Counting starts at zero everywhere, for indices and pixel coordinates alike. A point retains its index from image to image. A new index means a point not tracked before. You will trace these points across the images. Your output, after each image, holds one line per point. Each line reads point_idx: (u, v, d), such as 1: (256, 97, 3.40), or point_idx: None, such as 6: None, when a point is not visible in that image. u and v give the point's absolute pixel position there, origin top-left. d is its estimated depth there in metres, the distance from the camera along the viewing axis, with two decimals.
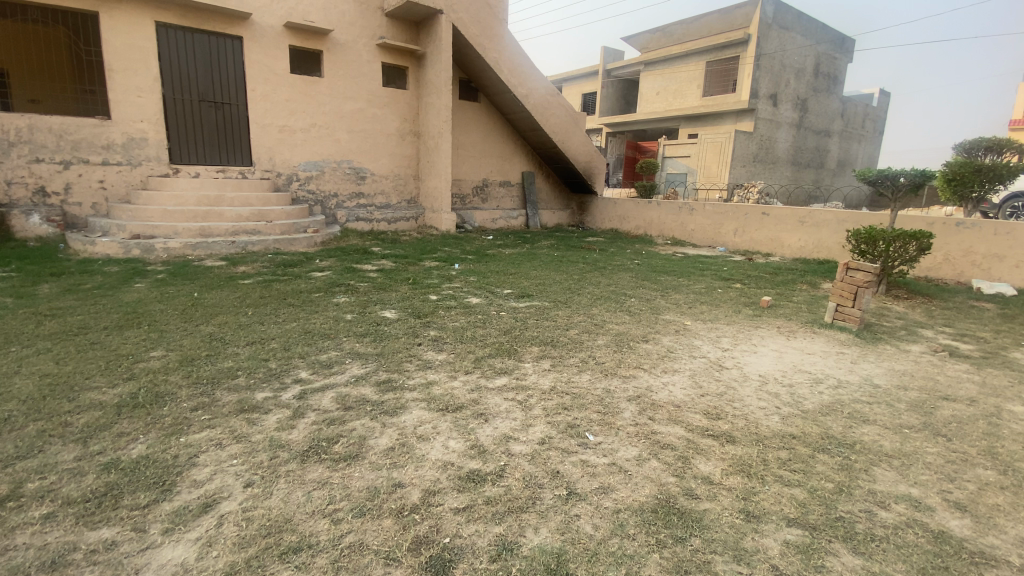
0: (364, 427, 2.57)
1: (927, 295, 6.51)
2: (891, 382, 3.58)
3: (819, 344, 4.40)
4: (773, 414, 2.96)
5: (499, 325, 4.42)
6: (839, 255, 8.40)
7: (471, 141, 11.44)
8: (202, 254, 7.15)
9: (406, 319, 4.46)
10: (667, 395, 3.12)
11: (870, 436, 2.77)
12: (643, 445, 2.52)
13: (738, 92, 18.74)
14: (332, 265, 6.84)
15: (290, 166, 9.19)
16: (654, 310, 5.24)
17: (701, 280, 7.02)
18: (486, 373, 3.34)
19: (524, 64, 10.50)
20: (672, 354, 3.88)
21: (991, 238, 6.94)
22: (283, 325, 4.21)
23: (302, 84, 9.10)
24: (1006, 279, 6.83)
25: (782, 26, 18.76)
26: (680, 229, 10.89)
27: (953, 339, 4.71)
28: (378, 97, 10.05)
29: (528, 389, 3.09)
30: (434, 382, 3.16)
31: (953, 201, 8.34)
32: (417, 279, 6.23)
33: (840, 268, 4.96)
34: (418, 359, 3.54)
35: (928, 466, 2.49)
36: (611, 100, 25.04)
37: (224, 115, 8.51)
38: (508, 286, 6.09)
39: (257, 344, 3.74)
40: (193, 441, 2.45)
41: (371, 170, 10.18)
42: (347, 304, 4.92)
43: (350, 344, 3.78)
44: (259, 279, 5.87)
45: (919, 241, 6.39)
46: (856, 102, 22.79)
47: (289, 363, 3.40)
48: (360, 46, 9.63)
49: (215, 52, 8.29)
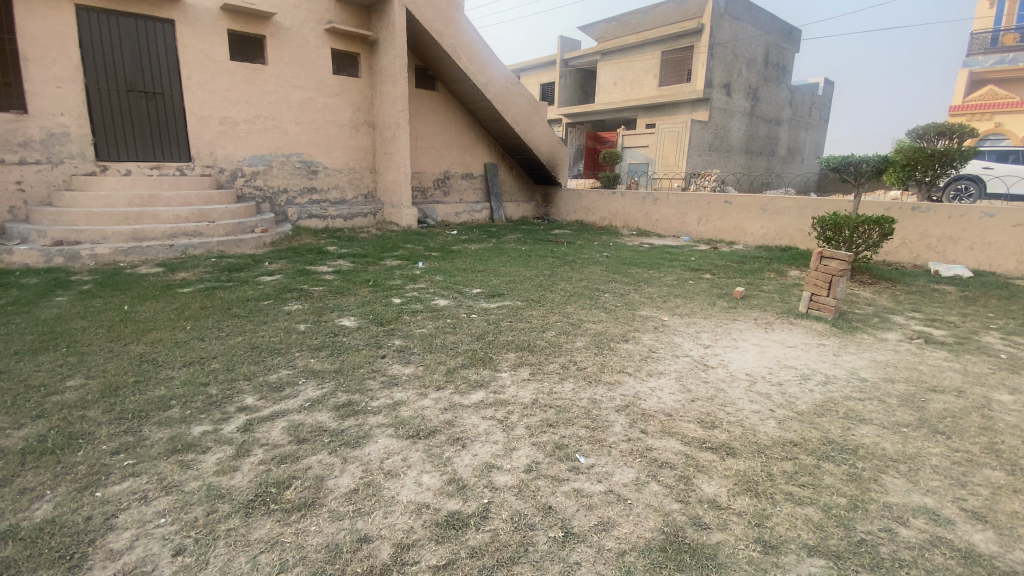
0: (321, 465, 2.22)
1: (890, 280, 6.59)
2: (878, 375, 3.47)
3: (798, 335, 4.30)
4: (769, 418, 2.77)
5: (471, 329, 4.10)
6: (801, 242, 8.47)
7: (429, 132, 10.96)
8: (136, 260, 6.48)
9: (367, 328, 4.08)
10: (657, 402, 2.88)
11: (871, 439, 2.62)
12: (639, 465, 2.27)
13: (694, 82, 18.90)
14: (283, 268, 6.33)
15: (234, 160, 8.50)
16: (630, 306, 5.04)
17: (672, 272, 6.90)
18: (459, 387, 3.01)
19: (483, 52, 10.10)
20: (654, 355, 3.66)
21: (946, 222, 7.10)
22: (228, 341, 3.74)
23: (244, 72, 8.41)
24: (961, 261, 7.02)
25: (734, 16, 18.98)
26: (645, 219, 10.82)
27: (925, 325, 4.71)
28: (328, 86, 9.44)
29: (507, 405, 2.79)
30: (402, 402, 2.81)
31: (900, 185, 8.41)
32: (378, 280, 5.81)
33: (813, 256, 4.90)
34: (382, 374, 3.18)
35: (936, 471, 2.37)
36: (569, 90, 24.87)
37: (157, 107, 7.73)
38: (476, 284, 5.76)
39: (197, 366, 3.29)
40: (112, 496, 2.03)
41: (323, 164, 9.58)
42: (300, 313, 4.48)
43: (304, 361, 3.38)
44: (201, 287, 5.32)
45: (882, 226, 6.47)
46: (804, 92, 23.50)
47: (234, 388, 2.98)
48: (306, 31, 9.01)
49: (145, 36, 7.50)
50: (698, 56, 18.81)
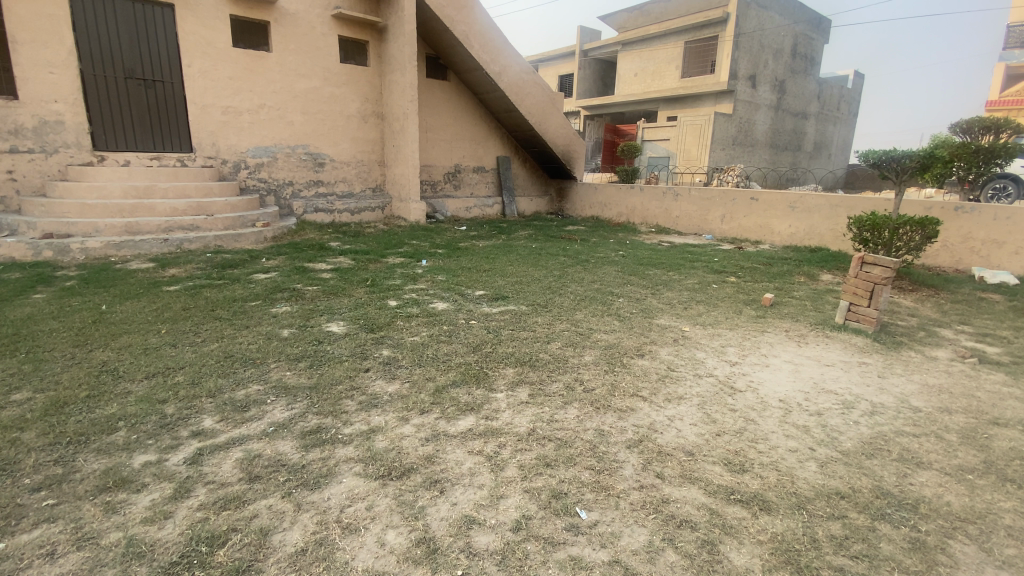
0: (270, 513, 1.86)
1: (931, 287, 6.02)
2: (932, 404, 2.97)
3: (835, 352, 3.82)
4: (809, 460, 2.33)
5: (468, 339, 3.71)
6: (832, 243, 7.90)
7: (440, 123, 10.58)
8: (128, 254, 6.26)
9: (356, 335, 3.71)
10: (675, 437, 2.46)
11: (931, 490, 2.15)
12: (652, 525, 1.85)
13: (718, 73, 18.13)
14: (279, 265, 6.03)
15: (237, 152, 8.23)
16: (647, 313, 4.60)
17: (693, 274, 6.41)
18: (445, 411, 2.62)
19: (496, 39, 9.64)
20: (673, 375, 3.22)
21: (992, 223, 6.47)
22: (200, 349, 3.42)
23: (247, 59, 8.10)
24: (1008, 267, 6.40)
25: (761, 4, 18.12)
26: (665, 216, 10.30)
27: (977, 341, 4.17)
28: (335, 74, 9.10)
29: (499, 436, 2.40)
30: (379, 429, 2.44)
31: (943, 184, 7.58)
32: (377, 280, 5.47)
33: (854, 262, 4.39)
34: (361, 393, 2.81)
35: (1014, 535, 1.89)
36: (588, 81, 24.24)
37: (156, 95, 7.51)
38: (480, 286, 5.39)
39: (159, 378, 2.97)
40: (15, 549, 1.70)
41: (329, 155, 9.27)
42: (287, 316, 4.13)
43: (278, 374, 3.03)
44: (189, 285, 5.05)
45: (927, 228, 5.85)
46: (833, 84, 22.52)
47: (193, 407, 2.65)
48: (313, 18, 8.67)
49: (143, 22, 7.28)
50: (721, 45, 18.05)
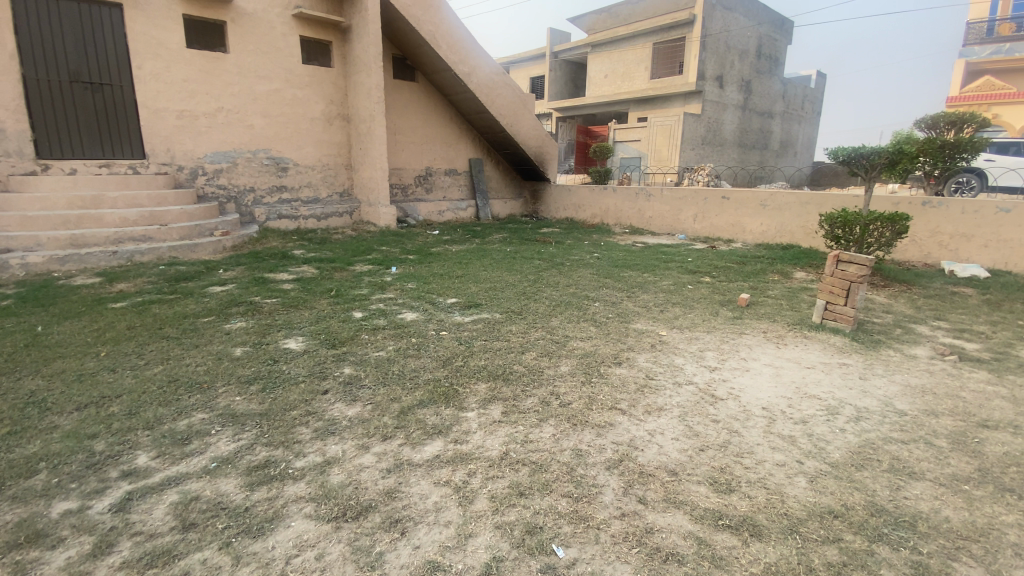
0: (203, 570, 1.64)
1: (903, 282, 6.06)
2: (917, 407, 2.90)
3: (815, 353, 3.75)
4: (798, 475, 2.20)
5: (437, 352, 3.50)
6: (803, 240, 7.95)
7: (409, 125, 10.31)
8: (74, 269, 5.84)
9: (315, 352, 3.46)
10: (657, 455, 2.30)
11: (926, 504, 2.06)
12: (636, 561, 1.68)
13: (686, 74, 18.31)
14: (238, 276, 5.70)
15: (194, 158, 7.82)
16: (623, 318, 4.46)
17: (668, 275, 6.33)
18: (410, 436, 2.41)
19: (464, 39, 9.42)
20: (652, 384, 3.06)
21: (959, 218, 6.57)
22: (142, 374, 3.12)
23: (203, 60, 7.71)
24: (976, 261, 6.50)
25: (727, 6, 18.37)
26: (639, 217, 10.26)
27: (954, 338, 4.16)
28: (298, 76, 8.76)
29: (469, 462, 2.20)
30: (335, 461, 2.22)
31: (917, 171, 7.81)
32: (342, 290, 5.20)
33: (829, 260, 4.33)
34: (318, 418, 2.57)
35: (1021, 555, 1.80)
36: (559, 83, 24.21)
37: (105, 99, 7.07)
38: (451, 293, 5.17)
39: (91, 410, 2.68)
40: None
41: (293, 160, 8.92)
42: (241, 333, 3.84)
43: (227, 401, 2.76)
44: (138, 301, 4.71)
45: (896, 224, 5.87)
46: (796, 84, 23.05)
47: (127, 442, 2.38)
48: (272, 17, 8.32)
49: (89, 23, 6.86)
50: (689, 47, 18.25)
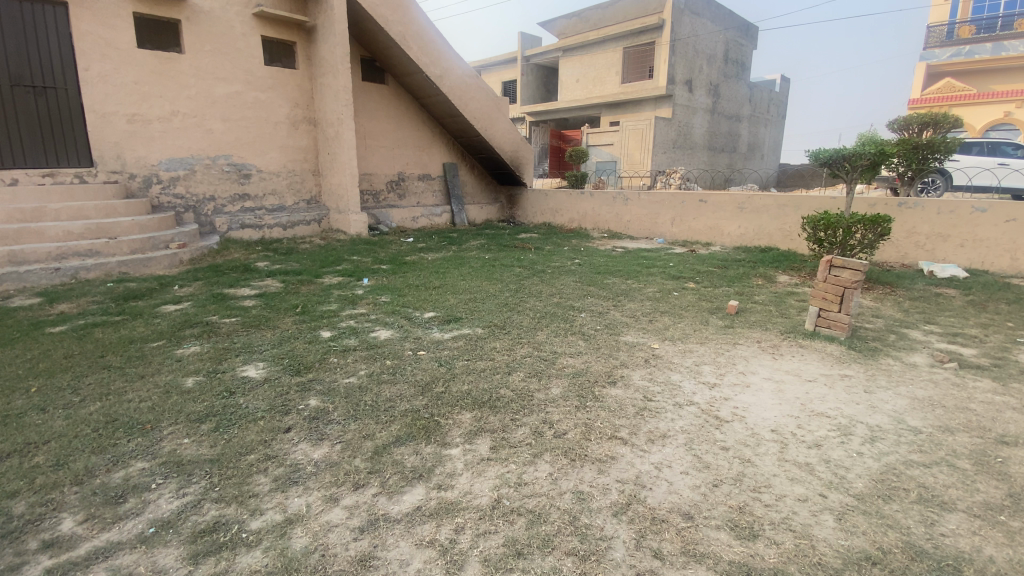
0: None
1: (887, 284, 6.01)
2: (930, 423, 2.74)
3: (813, 363, 3.58)
4: (824, 513, 1.98)
5: (415, 377, 3.18)
6: (783, 242, 7.90)
7: (379, 128, 9.94)
8: (11, 288, 5.28)
9: (278, 380, 3.10)
10: (667, 495, 2.05)
11: (966, 541, 1.86)
12: None
13: (657, 78, 18.39)
14: (195, 292, 5.26)
15: (147, 165, 7.29)
16: (612, 330, 4.22)
17: (652, 281, 6.15)
18: (386, 483, 2.10)
19: (436, 40, 9.12)
20: (652, 407, 2.81)
21: (936, 218, 6.59)
22: (77, 412, 2.71)
23: (156, 61, 7.20)
24: (953, 260, 6.52)
25: (695, 11, 18.56)
26: (617, 221, 10.11)
27: (949, 343, 4.06)
28: (260, 78, 8.31)
29: (456, 515, 1.91)
30: (298, 518, 1.90)
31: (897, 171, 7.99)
32: (309, 306, 4.82)
33: (821, 266, 4.18)
34: (278, 464, 2.24)
35: None
36: (531, 87, 24.07)
37: (48, 103, 6.50)
38: (429, 307, 4.85)
39: (12, 461, 2.26)
40: None
41: (256, 166, 8.45)
42: (195, 359, 3.45)
43: (174, 445, 2.39)
44: (80, 325, 4.24)
45: (879, 226, 5.83)
46: (763, 88, 23.49)
47: (50, 503, 1.99)
48: (230, 16, 7.86)
49: (30, 22, 6.31)
50: (659, 51, 18.34)
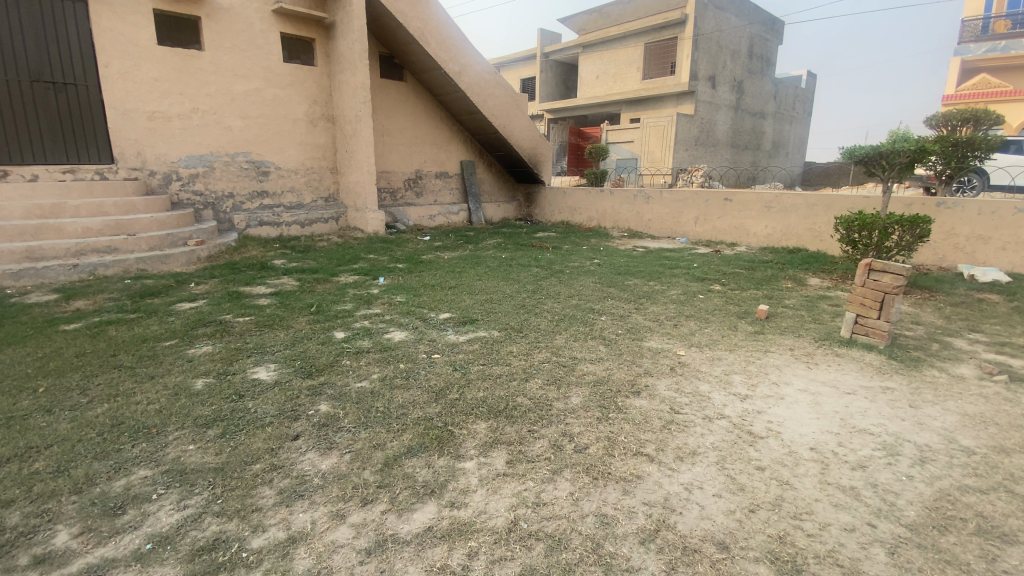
0: None
1: (925, 288, 5.70)
2: (984, 443, 2.51)
3: (850, 374, 3.36)
4: (874, 546, 1.79)
5: (430, 382, 3.06)
6: (811, 243, 7.60)
7: (397, 125, 9.86)
8: (29, 285, 5.31)
9: (288, 384, 3.00)
10: (699, 520, 1.88)
11: None
12: None
13: (679, 74, 18.01)
14: (211, 290, 5.24)
15: (167, 162, 7.32)
16: (635, 335, 4.04)
17: (675, 283, 5.95)
18: (396, 500, 1.97)
19: (454, 35, 8.99)
20: (679, 420, 2.64)
21: (978, 219, 6.23)
22: (83, 414, 2.65)
23: (175, 58, 7.21)
24: (994, 264, 6.18)
25: (720, 5, 18.09)
26: (637, 220, 9.88)
27: (997, 353, 3.79)
28: (279, 75, 8.28)
29: (469, 538, 1.77)
30: (301, 537, 1.78)
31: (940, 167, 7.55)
32: (323, 305, 4.74)
33: (860, 269, 3.96)
34: (284, 475, 2.13)
35: None
36: (551, 84, 23.83)
37: (69, 99, 6.54)
38: (443, 308, 4.73)
39: (11, 467, 2.20)
40: None
41: (274, 163, 8.44)
42: (205, 360, 3.38)
43: (178, 452, 2.30)
44: (93, 322, 4.22)
45: (918, 227, 5.51)
46: (788, 85, 22.86)
47: (46, 513, 1.91)
48: (249, 13, 7.84)
49: (51, 18, 6.35)
50: (681, 46, 17.94)
